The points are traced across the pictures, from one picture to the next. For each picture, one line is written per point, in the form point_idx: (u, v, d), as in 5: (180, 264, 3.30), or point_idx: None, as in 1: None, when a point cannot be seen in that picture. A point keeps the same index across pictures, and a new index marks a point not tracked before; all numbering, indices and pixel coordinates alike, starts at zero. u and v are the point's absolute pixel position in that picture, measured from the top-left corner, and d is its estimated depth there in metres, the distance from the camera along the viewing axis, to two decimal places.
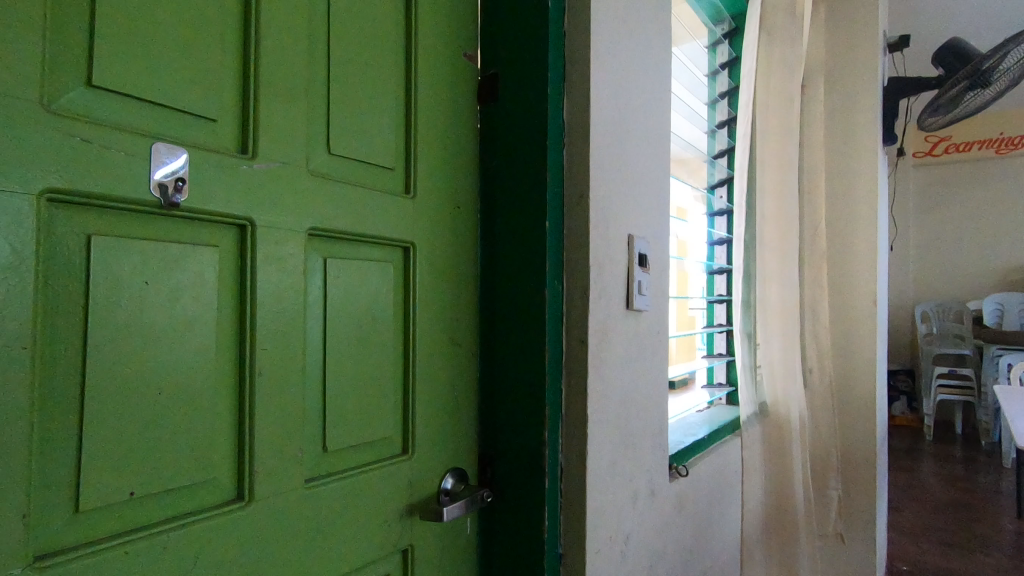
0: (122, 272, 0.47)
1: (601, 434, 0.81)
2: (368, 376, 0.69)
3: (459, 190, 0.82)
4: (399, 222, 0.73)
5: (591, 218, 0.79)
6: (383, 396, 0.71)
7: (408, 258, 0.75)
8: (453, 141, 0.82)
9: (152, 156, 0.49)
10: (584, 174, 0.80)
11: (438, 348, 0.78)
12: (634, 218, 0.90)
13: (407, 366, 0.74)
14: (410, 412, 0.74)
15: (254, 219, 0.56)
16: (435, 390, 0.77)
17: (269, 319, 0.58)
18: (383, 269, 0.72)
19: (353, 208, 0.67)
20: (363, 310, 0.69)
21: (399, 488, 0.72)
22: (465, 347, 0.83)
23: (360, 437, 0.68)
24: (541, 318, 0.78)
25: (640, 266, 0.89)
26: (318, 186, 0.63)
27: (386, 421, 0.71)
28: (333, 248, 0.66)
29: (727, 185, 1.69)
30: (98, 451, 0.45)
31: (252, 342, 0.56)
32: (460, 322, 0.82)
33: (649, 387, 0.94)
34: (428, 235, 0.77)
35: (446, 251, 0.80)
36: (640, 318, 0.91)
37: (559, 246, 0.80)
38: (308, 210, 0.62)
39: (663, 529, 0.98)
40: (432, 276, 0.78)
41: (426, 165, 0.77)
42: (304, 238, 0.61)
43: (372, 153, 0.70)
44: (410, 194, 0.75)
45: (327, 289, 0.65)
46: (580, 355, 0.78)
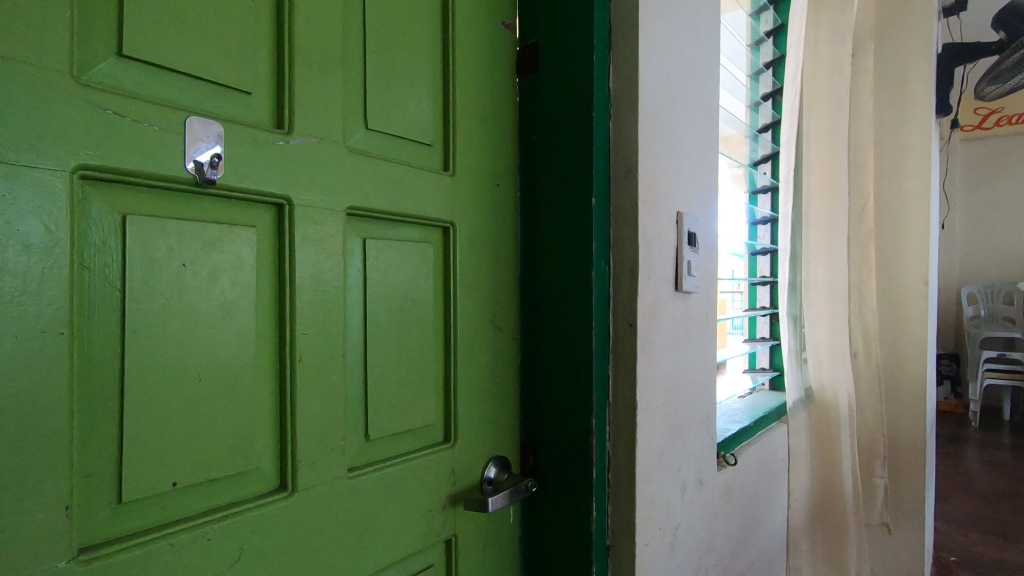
0: (158, 253, 0.45)
1: (650, 422, 0.77)
2: (410, 360, 0.66)
3: (499, 168, 0.79)
4: (438, 201, 0.70)
5: (640, 194, 0.75)
6: (425, 382, 0.68)
7: (447, 239, 0.72)
8: (492, 116, 0.78)
9: (187, 132, 0.46)
10: (632, 147, 0.75)
11: (480, 332, 0.75)
12: (683, 194, 0.85)
13: (449, 351, 0.71)
14: (452, 398, 0.71)
15: (291, 196, 0.54)
16: (476, 376, 0.75)
17: (309, 303, 0.55)
18: (423, 251, 0.69)
19: (392, 186, 0.64)
20: (403, 294, 0.66)
21: (441, 477, 0.69)
22: (507, 332, 0.79)
23: (402, 424, 0.65)
24: (587, 300, 0.75)
25: (690, 245, 0.85)
26: (356, 163, 0.60)
27: (428, 407, 0.68)
28: (373, 229, 0.63)
29: (772, 161, 1.61)
30: (139, 440, 0.44)
31: (293, 325, 0.54)
32: (501, 306, 0.79)
33: (698, 373, 0.90)
34: (469, 215, 0.74)
35: (487, 232, 0.77)
36: (688, 300, 0.87)
37: (606, 225, 0.76)
38: (347, 190, 0.59)
39: (711, 520, 0.94)
40: (473, 257, 0.74)
41: (466, 142, 0.73)
42: (342, 218, 0.59)
43: (412, 129, 0.67)
44: (448, 171, 0.71)
45: (367, 271, 0.62)
46: (630, 338, 0.75)
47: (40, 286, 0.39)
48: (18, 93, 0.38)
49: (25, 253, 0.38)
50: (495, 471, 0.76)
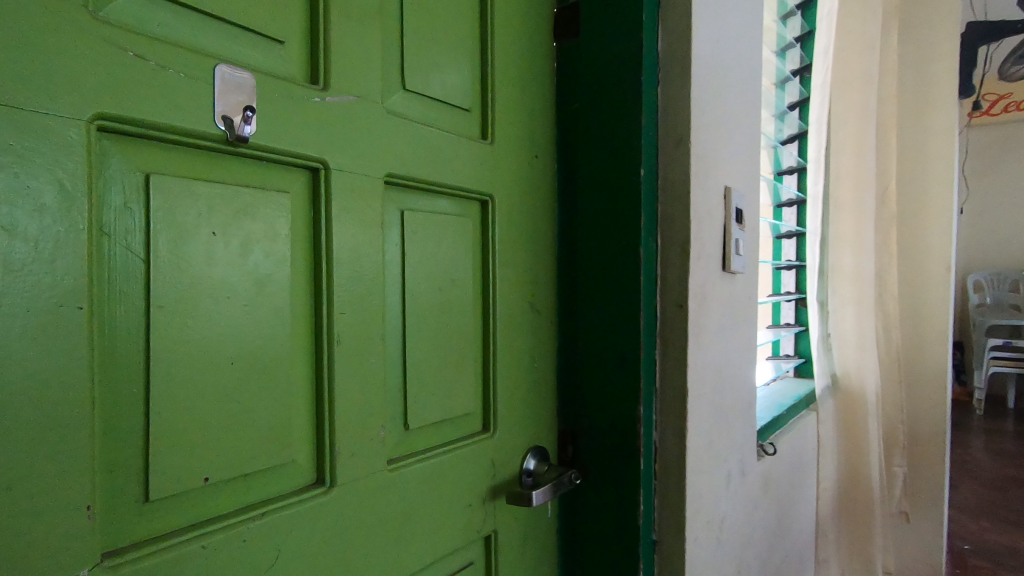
0: (187, 219, 0.40)
1: (699, 409, 0.73)
2: (449, 343, 0.62)
3: (537, 138, 0.73)
4: (478, 172, 0.65)
5: (692, 165, 0.70)
6: (464, 367, 0.64)
7: (485, 213, 0.66)
8: (531, 82, 0.72)
9: (216, 81, 0.41)
10: (683, 115, 0.70)
11: (518, 315, 0.70)
12: (730, 168, 0.80)
13: (488, 334, 0.67)
14: (491, 384, 0.66)
15: (327, 159, 0.48)
16: (514, 361, 0.70)
17: (347, 281, 0.50)
18: (462, 226, 0.63)
19: (431, 154, 0.59)
20: (441, 272, 0.61)
21: (481, 468, 0.65)
22: (545, 314, 0.75)
23: (442, 413, 0.60)
24: (635, 279, 0.70)
25: (737, 222, 0.80)
26: (395, 127, 0.55)
27: (467, 394, 0.64)
28: (411, 200, 0.58)
29: (798, 141, 1.55)
30: (168, 432, 0.39)
31: (329, 303, 0.49)
32: (540, 286, 0.74)
33: (741, 358, 0.86)
34: (509, 188, 0.69)
35: (525, 206, 0.71)
36: (734, 281, 0.82)
37: (653, 199, 0.71)
38: (384, 154, 0.53)
39: (751, 512, 0.90)
40: (511, 233, 0.69)
41: (505, 109, 0.68)
42: (380, 188, 0.53)
43: (450, 93, 0.62)
44: (487, 140, 0.66)
45: (407, 246, 0.57)
46: (680, 320, 0.70)
47: (55, 255, 0.33)
48: (25, 26, 0.32)
49: (38, 216, 0.33)
50: (535, 462, 0.71)
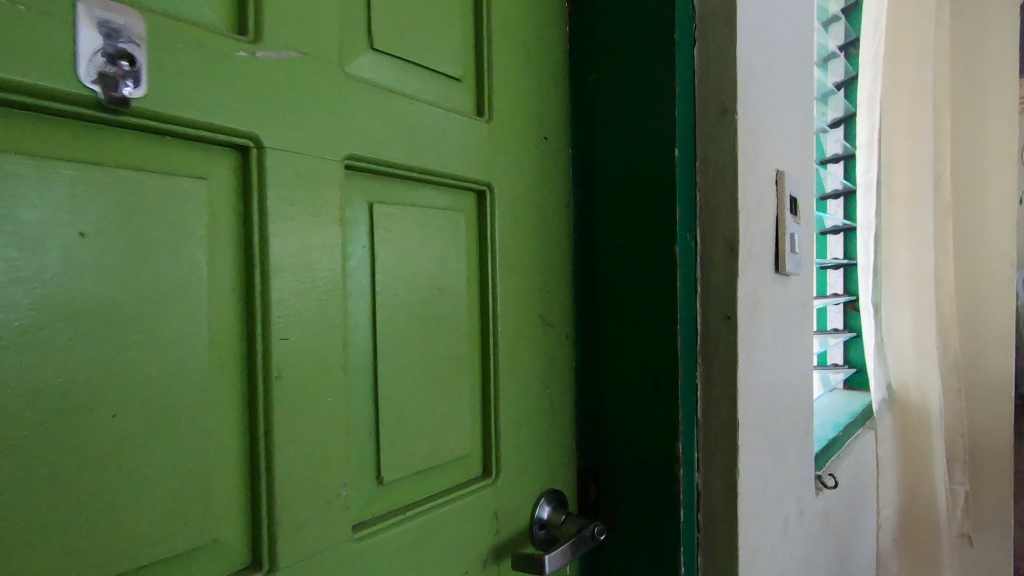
0: (35, 215, 0.28)
1: (751, 444, 0.59)
2: (437, 371, 0.49)
3: (546, 116, 0.61)
4: (473, 156, 0.52)
5: (739, 142, 0.56)
6: (457, 399, 0.51)
7: (482, 207, 0.54)
8: (536, 49, 0.60)
9: (80, 18, 0.29)
10: (726, 81, 0.56)
11: (525, 331, 0.57)
12: (782, 147, 0.66)
13: (487, 355, 0.54)
14: (492, 418, 0.54)
15: (260, 134, 0.36)
16: (522, 387, 0.57)
17: (292, 297, 0.38)
18: (453, 223, 0.51)
19: (409, 131, 0.46)
20: (426, 281, 0.48)
21: (481, 523, 0.52)
22: (558, 328, 0.62)
23: (428, 459, 0.48)
24: (671, 286, 0.56)
25: (792, 213, 0.66)
26: (358, 96, 0.42)
27: (462, 432, 0.51)
28: (385, 190, 0.46)
29: (844, 125, 1.40)
30: (10, 522, 0.27)
31: (265, 328, 0.37)
32: (551, 295, 0.61)
33: (798, 377, 0.71)
34: (512, 176, 0.56)
35: (534, 197, 0.59)
36: (788, 284, 0.68)
37: (691, 185, 0.57)
38: (346, 130, 0.41)
39: (811, 559, 0.76)
40: (516, 231, 0.56)
41: (505, 78, 0.55)
42: (340, 174, 0.41)
43: (435, 58, 0.50)
44: (483, 117, 0.54)
45: (379, 249, 0.45)
46: (728, 335, 0.56)
47: None
48: None
49: None
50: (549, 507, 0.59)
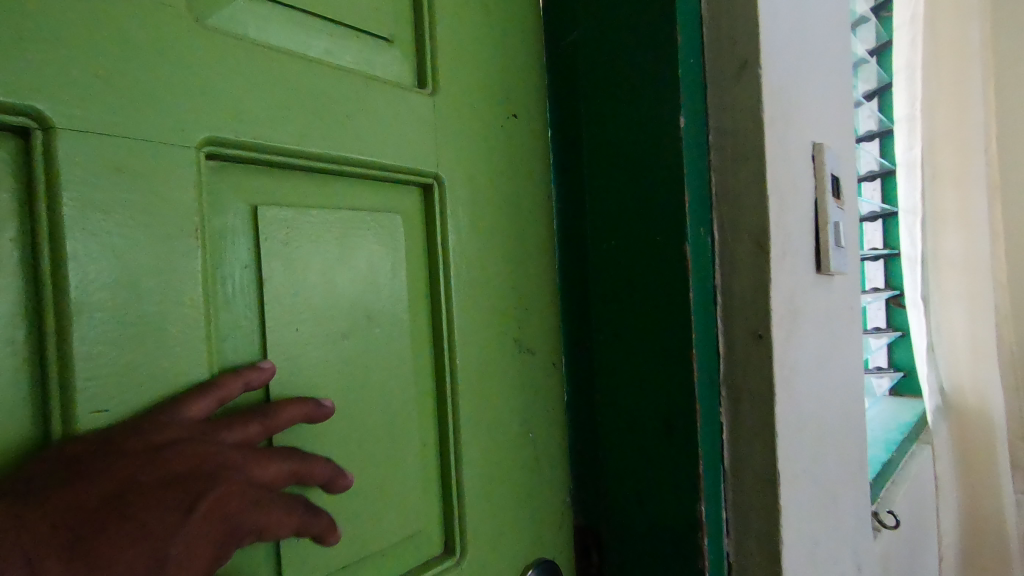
0: None
1: (796, 500, 0.45)
2: (371, 427, 0.37)
3: (514, 89, 0.48)
4: (416, 142, 0.40)
5: (765, 105, 0.43)
6: (403, 461, 0.39)
7: (430, 207, 0.42)
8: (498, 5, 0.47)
9: None
10: (747, 23, 0.43)
11: (498, 366, 0.45)
12: (818, 112, 0.52)
13: (444, 399, 0.42)
14: (457, 480, 0.42)
15: (47, 112, 0.24)
16: (497, 436, 0.45)
17: (120, 350, 0.26)
18: (388, 237, 0.39)
19: (313, 107, 0.34)
20: (350, 309, 0.36)
21: None
22: (540, 356, 0.50)
23: (360, 551, 0.36)
24: (682, 301, 0.43)
25: (834, 196, 0.52)
26: (227, 56, 0.30)
27: (412, 504, 0.39)
28: (283, 193, 0.33)
29: (878, 96, 1.25)
30: None
31: (69, 427, 0.25)
32: (529, 312, 0.49)
33: (848, 400, 0.57)
34: (473, 165, 0.44)
35: (503, 193, 0.47)
36: (832, 286, 0.54)
37: (702, 165, 0.44)
38: (208, 105, 0.30)
39: None
40: (479, 237, 0.44)
41: (454, 38, 0.43)
42: (198, 167, 0.29)
43: (353, 12, 0.37)
44: (427, 89, 0.42)
45: (273, 277, 0.33)
46: (760, 363, 0.43)
47: None
48: None
49: None
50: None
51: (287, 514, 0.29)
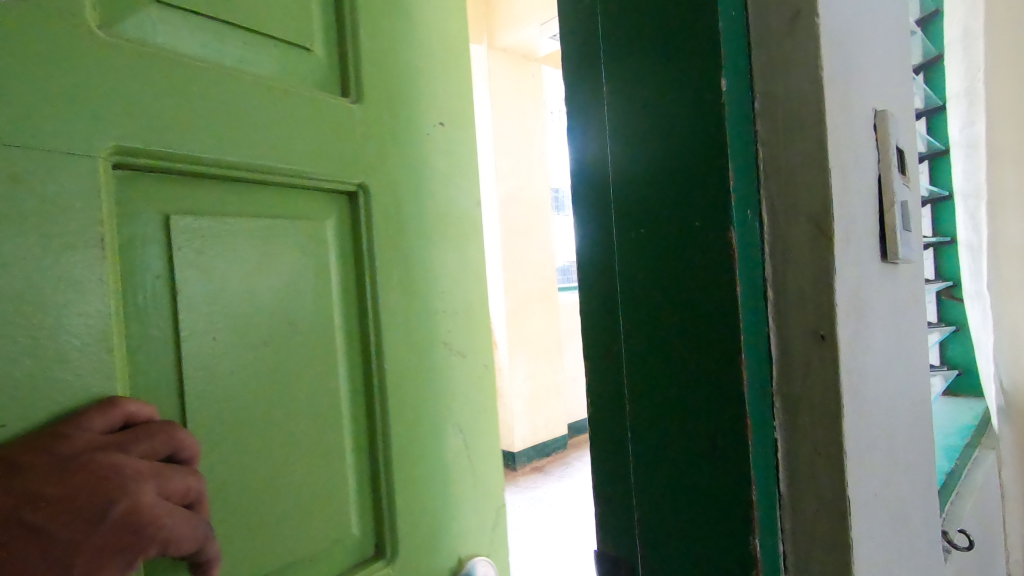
0: None
1: (869, 527, 0.39)
2: (302, 359, 0.51)
3: (424, 109, 0.64)
4: (333, 151, 0.55)
5: (824, 62, 0.36)
6: (326, 386, 0.53)
7: (350, 199, 0.57)
8: (371, 32, 0.59)
9: None
10: None
11: (375, 326, 0.57)
12: (879, 75, 0.45)
13: (360, 340, 0.57)
14: (368, 402, 0.57)
15: (63, 131, 0.37)
16: (403, 373, 0.59)
17: (107, 291, 0.39)
18: (276, 227, 0.50)
19: (253, 127, 0.48)
20: (285, 272, 0.51)
21: (352, 502, 0.55)
22: (443, 314, 0.65)
23: (288, 448, 0.50)
24: (729, 297, 0.37)
25: (900, 172, 0.45)
26: (187, 88, 0.44)
27: (330, 419, 0.54)
28: (226, 191, 0.47)
29: (929, 70, 1.15)
30: None
31: (79, 341, 0.38)
32: (431, 282, 0.63)
33: (917, 405, 0.50)
34: (352, 164, 0.56)
35: (406, 190, 0.61)
36: (897, 277, 0.47)
37: (747, 137, 0.38)
38: (118, 117, 0.40)
39: None
40: (390, 224, 0.60)
41: (371, 73, 0.58)
42: (165, 170, 0.43)
43: (236, 46, 0.48)
44: (351, 105, 0.57)
45: (174, 262, 0.43)
46: (823, 367, 0.36)
47: None
48: None
49: None
50: (423, 506, 0.60)
51: (186, 530, 0.39)
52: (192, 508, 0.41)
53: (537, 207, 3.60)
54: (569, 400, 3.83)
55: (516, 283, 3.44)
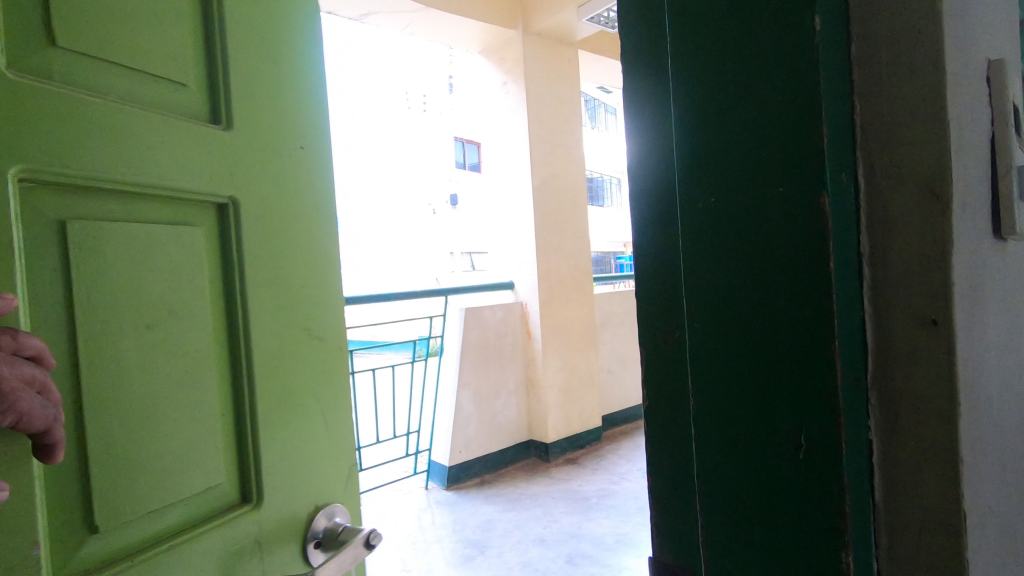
0: None
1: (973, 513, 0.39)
2: (181, 332, 0.64)
3: (290, 133, 0.78)
4: (210, 168, 0.68)
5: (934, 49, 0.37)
6: (203, 354, 0.67)
7: (223, 207, 0.70)
8: (242, 70, 0.73)
9: None
10: None
11: (239, 307, 0.71)
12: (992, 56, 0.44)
13: (231, 320, 0.70)
14: (238, 368, 0.70)
15: None
16: (267, 345, 0.73)
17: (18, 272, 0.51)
18: (158, 227, 0.63)
19: (135, 148, 0.60)
20: (166, 263, 0.63)
21: (222, 450, 0.68)
22: (303, 300, 0.79)
23: (171, 401, 0.63)
24: (828, 288, 0.38)
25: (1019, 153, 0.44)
26: (82, 116, 0.56)
27: (205, 381, 0.66)
28: (112, 195, 0.59)
29: None
30: None
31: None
32: (292, 273, 0.78)
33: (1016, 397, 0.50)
34: (222, 174, 0.69)
35: (274, 197, 0.75)
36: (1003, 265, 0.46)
37: (850, 130, 0.39)
38: (33, 142, 0.52)
39: None
40: (260, 227, 0.74)
41: (243, 104, 0.72)
42: (64, 180, 0.54)
43: (120, 82, 0.61)
44: (221, 125, 0.70)
45: (70, 257, 0.55)
46: (927, 353, 0.37)
47: None
48: None
49: None
50: (282, 452, 0.75)
51: (39, 410, 0.49)
52: (44, 394, 0.50)
53: (573, 194, 3.54)
54: (603, 391, 3.78)
55: (552, 271, 3.39)
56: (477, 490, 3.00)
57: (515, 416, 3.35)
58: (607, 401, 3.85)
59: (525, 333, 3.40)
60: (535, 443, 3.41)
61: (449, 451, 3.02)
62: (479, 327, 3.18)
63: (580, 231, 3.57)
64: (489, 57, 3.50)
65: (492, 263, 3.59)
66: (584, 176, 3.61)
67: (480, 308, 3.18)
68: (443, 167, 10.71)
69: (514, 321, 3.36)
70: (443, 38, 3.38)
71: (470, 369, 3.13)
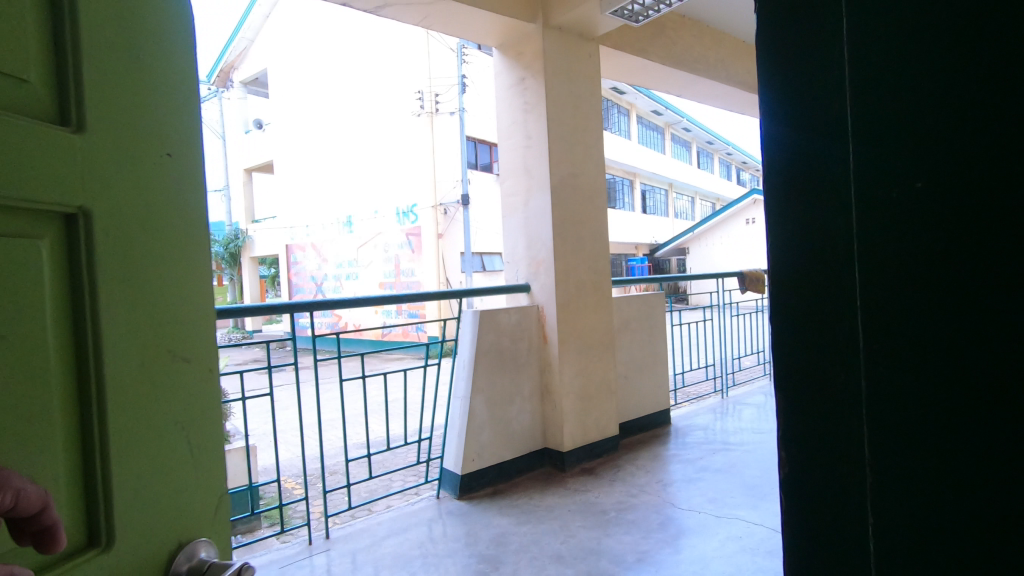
0: None
1: None
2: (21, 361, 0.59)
3: (163, 140, 0.74)
4: (54, 181, 0.61)
5: None
6: (46, 384, 0.61)
7: (75, 224, 0.64)
8: (98, 71, 0.67)
9: None
10: None
11: (86, 327, 0.64)
12: None
13: (82, 344, 0.64)
14: (90, 399, 0.65)
15: None
16: (132, 373, 0.68)
17: None
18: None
19: None
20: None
21: (64, 492, 0.62)
22: (175, 322, 0.74)
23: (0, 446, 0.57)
24: None
25: None
26: None
27: (47, 415, 0.61)
28: None
29: None
30: None
31: None
32: (160, 291, 0.72)
33: None
34: (69, 190, 0.63)
35: (136, 212, 0.70)
36: None
37: None
38: None
39: None
40: (120, 245, 0.68)
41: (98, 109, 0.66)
42: None
43: None
44: (74, 129, 0.64)
45: None
46: None
47: None
48: None
49: None
50: (140, 485, 0.69)
51: (39, 499, 0.55)
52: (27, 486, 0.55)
53: (592, 194, 3.42)
54: (621, 398, 3.67)
55: (569, 274, 3.27)
56: (490, 500, 2.88)
57: (529, 423, 3.23)
58: (624, 409, 3.72)
59: (541, 337, 3.28)
60: (549, 452, 3.29)
61: (462, 459, 2.91)
62: (494, 330, 3.07)
63: (598, 233, 3.45)
64: (506, 53, 3.40)
65: (507, 264, 3.47)
66: (603, 176, 3.50)
67: (495, 310, 3.07)
68: (454, 167, 10.60)
69: (530, 324, 3.25)
70: (459, 32, 3.27)
71: (484, 374, 3.01)
